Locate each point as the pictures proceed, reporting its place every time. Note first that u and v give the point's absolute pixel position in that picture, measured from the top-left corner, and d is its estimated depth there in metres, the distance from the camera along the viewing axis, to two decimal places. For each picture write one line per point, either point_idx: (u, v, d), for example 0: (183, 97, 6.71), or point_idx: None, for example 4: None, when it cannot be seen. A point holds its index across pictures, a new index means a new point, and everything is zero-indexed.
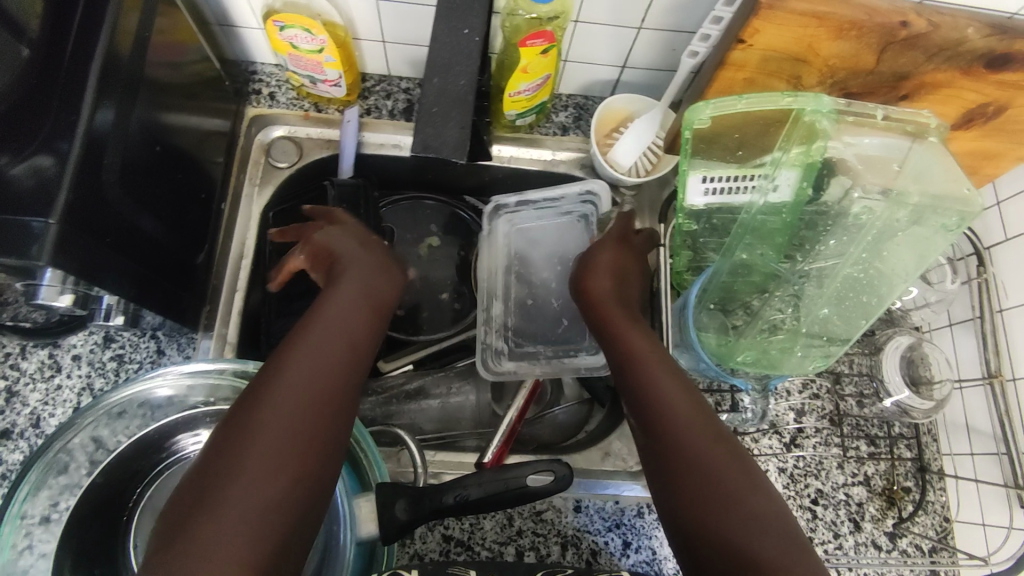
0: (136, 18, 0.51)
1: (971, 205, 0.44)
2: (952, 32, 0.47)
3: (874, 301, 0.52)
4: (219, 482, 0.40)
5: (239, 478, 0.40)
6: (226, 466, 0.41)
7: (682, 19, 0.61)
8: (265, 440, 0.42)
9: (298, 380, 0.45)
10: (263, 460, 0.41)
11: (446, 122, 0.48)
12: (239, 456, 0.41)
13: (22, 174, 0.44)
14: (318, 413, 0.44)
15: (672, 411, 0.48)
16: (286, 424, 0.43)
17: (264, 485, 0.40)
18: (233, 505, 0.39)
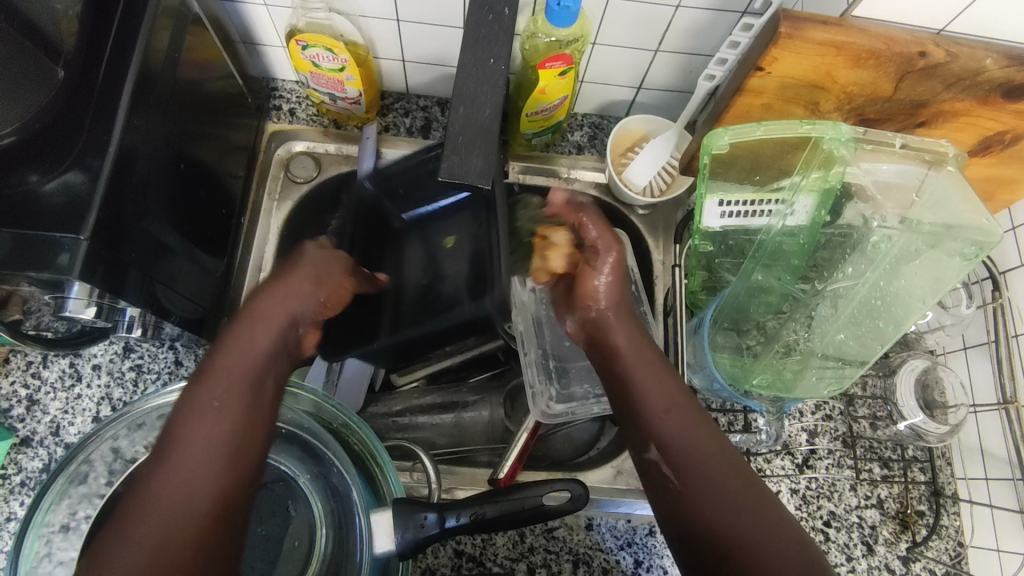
0: (167, 38, 0.52)
1: (992, 236, 0.44)
2: (970, 62, 0.47)
3: (890, 327, 0.51)
4: (152, 496, 0.41)
5: (170, 483, 0.41)
6: (174, 435, 0.43)
7: (699, 43, 0.62)
8: (197, 449, 0.43)
9: (236, 355, 0.47)
10: (200, 460, 0.42)
11: (470, 151, 0.48)
12: (168, 463, 0.42)
13: (55, 191, 0.45)
14: (239, 417, 0.45)
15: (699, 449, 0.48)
16: (214, 429, 0.44)
17: (199, 481, 0.42)
18: (163, 512, 0.41)
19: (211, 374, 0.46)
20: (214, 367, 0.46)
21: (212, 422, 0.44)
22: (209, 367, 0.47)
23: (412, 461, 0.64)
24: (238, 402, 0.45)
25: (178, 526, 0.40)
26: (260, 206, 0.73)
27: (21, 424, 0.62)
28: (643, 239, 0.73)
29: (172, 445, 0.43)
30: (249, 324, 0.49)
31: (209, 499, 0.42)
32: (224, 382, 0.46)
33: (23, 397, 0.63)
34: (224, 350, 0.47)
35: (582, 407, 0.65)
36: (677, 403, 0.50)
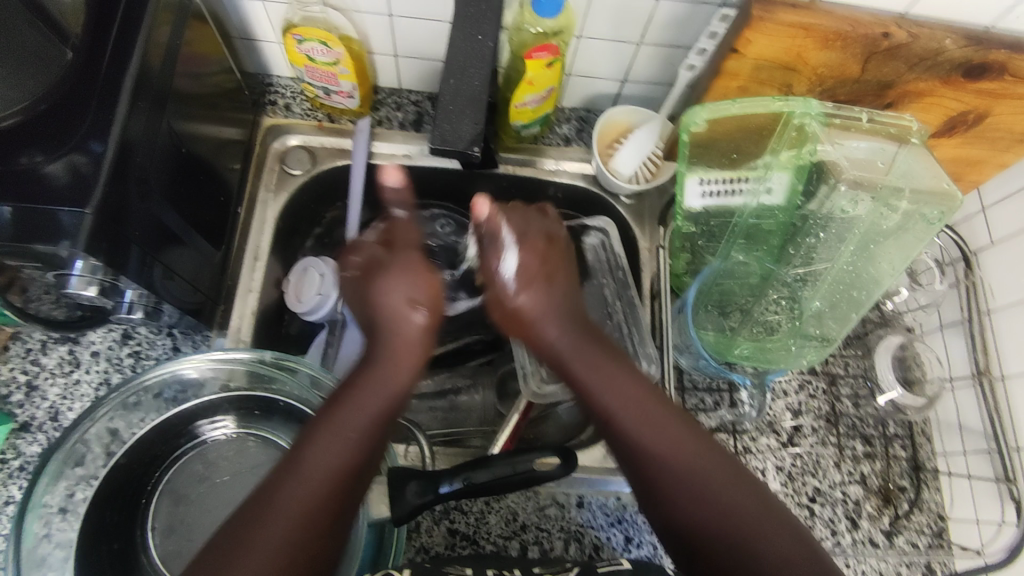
0: (167, 30, 0.54)
1: (952, 199, 0.47)
2: (931, 43, 0.50)
3: (864, 295, 0.55)
4: (293, 474, 0.46)
5: (310, 465, 0.46)
6: (288, 471, 0.46)
7: (679, 35, 0.65)
8: (334, 439, 0.47)
9: (350, 405, 0.50)
10: (337, 450, 0.47)
11: (461, 119, 0.52)
12: (310, 449, 0.47)
13: (58, 169, 0.46)
14: (375, 420, 0.50)
15: (675, 455, 0.48)
16: (353, 427, 0.48)
17: (335, 464, 0.46)
18: (301, 490, 0.45)
19: (355, 379, 0.52)
20: (363, 373, 0.52)
21: (353, 416, 0.49)
22: (358, 373, 0.52)
23: (406, 442, 0.64)
24: (381, 413, 0.50)
25: (312, 505, 0.45)
26: (257, 197, 0.74)
27: (20, 409, 0.63)
28: (629, 227, 0.75)
29: (316, 432, 0.48)
30: (399, 351, 0.54)
31: (337, 487, 0.46)
32: (370, 386, 0.51)
33: (22, 383, 0.64)
34: (371, 364, 0.53)
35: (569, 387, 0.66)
36: (639, 400, 0.51)
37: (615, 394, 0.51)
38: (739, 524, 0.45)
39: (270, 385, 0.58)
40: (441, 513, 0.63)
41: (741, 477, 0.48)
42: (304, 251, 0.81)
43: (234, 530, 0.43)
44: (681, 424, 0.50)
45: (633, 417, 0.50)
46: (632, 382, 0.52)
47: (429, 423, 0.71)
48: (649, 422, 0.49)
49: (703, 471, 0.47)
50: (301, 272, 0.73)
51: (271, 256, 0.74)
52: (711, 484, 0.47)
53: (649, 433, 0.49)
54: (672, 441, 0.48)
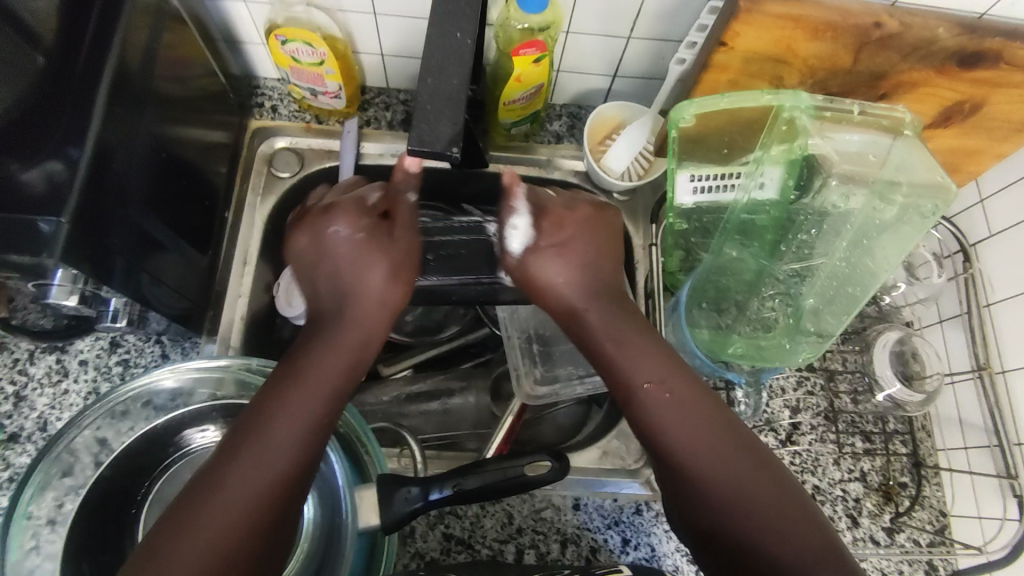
0: (145, 34, 0.53)
1: (947, 192, 0.46)
2: (924, 32, 0.49)
3: (860, 291, 0.54)
4: (237, 454, 0.45)
5: (242, 467, 0.45)
6: (234, 455, 0.45)
7: (669, 29, 0.63)
8: (268, 438, 0.46)
9: (299, 389, 0.49)
10: (272, 452, 0.46)
11: (439, 119, 0.50)
12: (241, 450, 0.45)
13: (34, 178, 0.45)
14: (315, 412, 0.48)
15: (695, 441, 0.49)
16: (289, 425, 0.47)
17: (273, 468, 0.45)
18: (230, 494, 0.44)
19: (296, 366, 0.51)
20: (306, 360, 0.51)
21: (288, 414, 0.47)
22: (302, 357, 0.51)
23: (399, 446, 0.63)
24: (335, 386, 0.50)
25: (243, 509, 0.43)
26: (244, 201, 0.74)
27: (8, 420, 0.63)
28: (622, 225, 0.74)
29: (251, 432, 0.46)
30: (356, 321, 0.54)
31: (270, 491, 0.44)
32: (312, 375, 0.50)
33: (10, 394, 0.64)
34: (315, 346, 0.52)
35: (565, 388, 0.66)
36: (668, 376, 0.51)
37: (644, 371, 0.52)
38: (771, 522, 0.46)
39: (258, 393, 0.57)
40: (436, 518, 0.62)
41: (773, 473, 0.48)
42: None
43: (160, 535, 0.42)
44: (709, 415, 0.50)
45: (665, 395, 0.51)
46: (657, 356, 0.52)
47: (423, 427, 0.70)
48: (683, 404, 0.50)
49: (728, 458, 0.48)
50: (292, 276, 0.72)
51: (260, 260, 0.73)
52: (735, 471, 0.48)
53: (672, 420, 0.50)
54: (699, 428, 0.49)
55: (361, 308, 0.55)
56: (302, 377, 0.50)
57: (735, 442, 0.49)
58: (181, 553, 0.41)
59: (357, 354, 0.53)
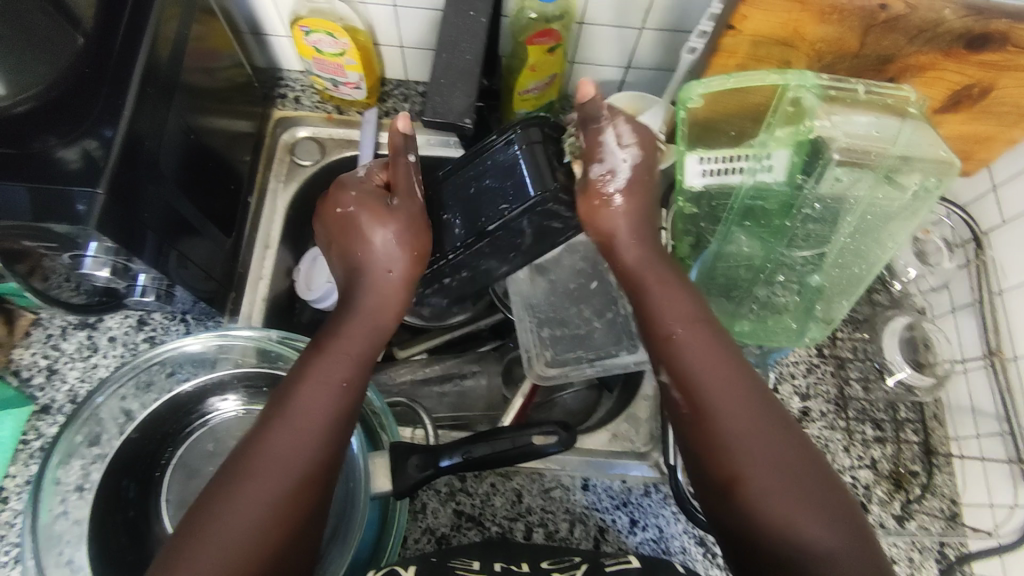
0: (174, 23, 0.55)
1: (951, 168, 0.48)
2: (929, 13, 0.50)
3: (865, 271, 0.56)
4: (258, 459, 0.45)
5: (272, 450, 0.45)
6: (251, 461, 0.45)
7: (681, 19, 0.65)
8: (298, 427, 0.46)
9: (314, 395, 0.48)
10: (302, 438, 0.46)
11: (453, 92, 0.52)
12: (274, 432, 0.46)
13: (71, 155, 0.48)
14: (341, 407, 0.49)
15: (724, 390, 0.49)
16: (319, 413, 0.47)
17: (308, 453, 0.46)
18: (269, 468, 0.45)
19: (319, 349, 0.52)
20: (328, 345, 0.52)
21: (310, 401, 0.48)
22: (326, 343, 0.52)
23: (412, 424, 0.65)
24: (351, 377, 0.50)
25: (304, 470, 0.45)
26: (267, 188, 0.76)
27: (41, 392, 0.66)
28: None
29: (273, 418, 0.47)
30: (370, 309, 0.55)
31: (305, 479, 0.45)
32: (339, 363, 0.50)
33: (44, 366, 0.66)
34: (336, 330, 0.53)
35: (575, 370, 0.67)
36: (695, 324, 0.52)
37: (676, 317, 0.52)
38: (781, 489, 0.45)
39: (279, 363, 0.59)
40: (447, 495, 0.64)
41: (792, 432, 0.48)
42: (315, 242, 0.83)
43: (223, 480, 0.45)
44: (742, 372, 0.50)
45: (692, 337, 0.51)
46: (691, 307, 0.53)
47: (437, 407, 0.72)
48: (711, 357, 0.50)
49: (754, 418, 0.48)
50: (311, 262, 0.75)
51: (281, 244, 0.76)
52: (759, 426, 0.47)
53: (700, 372, 0.49)
54: (733, 382, 0.49)
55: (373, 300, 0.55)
56: (311, 380, 0.49)
57: (761, 405, 0.48)
58: (240, 505, 0.43)
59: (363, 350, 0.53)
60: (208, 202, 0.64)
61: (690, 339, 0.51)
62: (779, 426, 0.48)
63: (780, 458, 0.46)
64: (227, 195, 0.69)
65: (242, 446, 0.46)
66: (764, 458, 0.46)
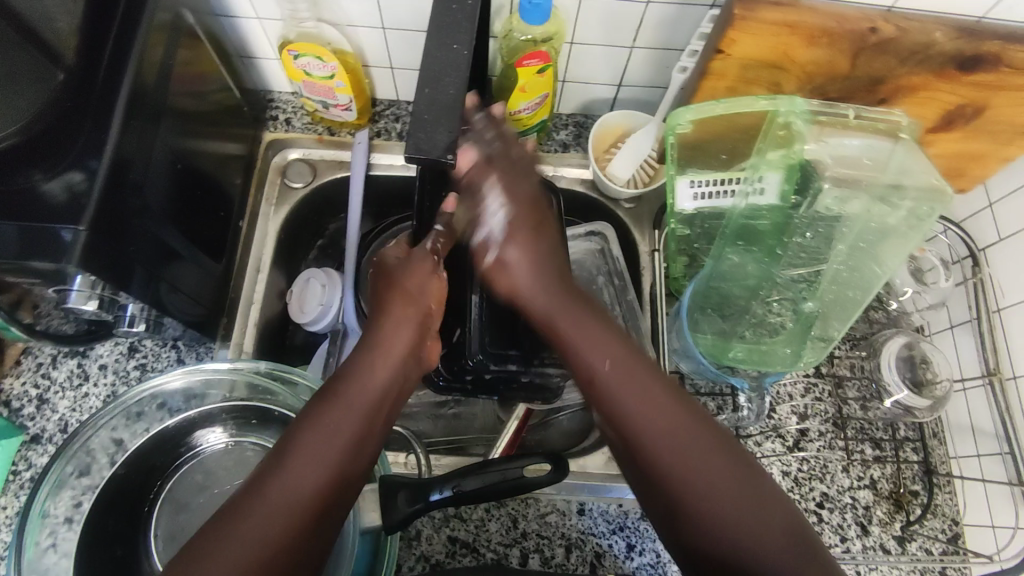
0: (161, 50, 0.55)
1: (944, 195, 0.47)
2: (920, 36, 0.50)
3: (861, 294, 0.53)
4: (260, 492, 0.44)
5: (274, 497, 0.43)
6: (256, 497, 0.43)
7: (671, 38, 0.64)
8: (305, 464, 0.45)
9: (323, 438, 0.46)
10: (310, 473, 0.45)
11: (435, 128, 0.46)
12: (283, 472, 0.44)
13: (56, 188, 0.48)
14: (349, 447, 0.46)
15: (658, 422, 0.47)
16: (326, 455, 0.45)
17: (310, 490, 0.44)
18: (274, 517, 0.43)
19: (331, 397, 0.49)
20: (342, 394, 0.49)
21: (320, 445, 0.46)
22: (337, 389, 0.49)
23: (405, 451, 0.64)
24: (366, 414, 0.48)
25: (298, 507, 0.43)
26: (259, 211, 0.76)
27: (32, 422, 0.65)
28: (629, 232, 0.74)
29: (283, 456, 0.45)
30: (382, 353, 0.52)
31: (309, 518, 0.43)
32: (354, 413, 0.48)
33: (34, 396, 0.66)
34: (354, 378, 0.50)
35: (570, 393, 0.68)
36: (627, 360, 0.50)
37: (598, 354, 0.50)
38: (731, 512, 0.44)
39: (269, 396, 0.59)
40: (441, 521, 0.63)
41: (738, 453, 0.47)
42: (308, 263, 0.82)
43: (223, 515, 0.43)
44: (681, 409, 0.48)
45: (619, 376, 0.49)
46: (604, 333, 0.52)
47: (432, 430, 0.72)
48: (649, 405, 0.48)
49: (692, 438, 0.47)
50: (303, 284, 0.74)
51: (273, 267, 0.76)
52: (707, 458, 0.46)
53: (648, 417, 0.48)
54: (665, 413, 0.48)
55: (385, 359, 0.51)
56: (324, 421, 0.47)
57: (704, 429, 0.47)
58: (232, 547, 0.41)
59: (379, 395, 0.50)
60: (196, 227, 0.63)
61: (626, 386, 0.49)
62: (723, 446, 0.47)
63: (719, 472, 0.46)
64: (217, 223, 0.68)
65: (250, 480, 0.45)
66: (710, 483, 0.45)
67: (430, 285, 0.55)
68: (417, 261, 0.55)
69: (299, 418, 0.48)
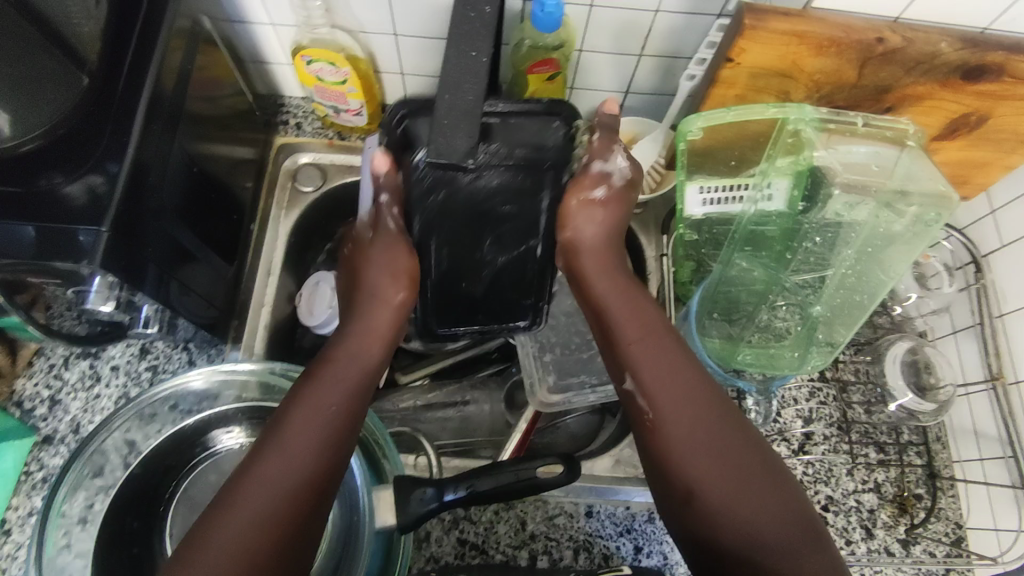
0: (180, 55, 0.56)
1: (948, 201, 0.48)
2: (925, 46, 0.51)
3: (866, 298, 0.55)
4: (268, 450, 0.47)
5: (281, 454, 0.47)
6: (262, 455, 0.47)
7: (679, 46, 0.65)
8: (303, 428, 0.48)
9: (315, 400, 0.50)
10: (310, 430, 0.48)
11: (454, 131, 0.46)
12: (284, 429, 0.48)
13: (77, 191, 0.48)
14: (341, 408, 0.50)
15: (677, 403, 0.50)
16: (322, 414, 0.49)
17: (311, 445, 0.48)
18: (279, 472, 0.46)
19: (321, 366, 0.52)
20: (320, 376, 0.52)
21: (308, 426, 0.48)
22: (326, 361, 0.53)
23: (415, 453, 0.65)
24: (353, 382, 0.52)
25: (304, 463, 0.47)
26: (269, 215, 0.77)
27: (44, 423, 0.66)
28: (635, 237, 0.75)
29: (284, 417, 0.49)
30: (367, 328, 0.56)
31: (312, 473, 0.47)
32: (342, 379, 0.52)
33: (46, 397, 0.66)
34: (329, 360, 0.53)
35: (578, 396, 0.68)
36: (654, 334, 0.54)
37: (629, 327, 0.54)
38: (737, 508, 0.47)
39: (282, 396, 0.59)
40: (451, 523, 0.63)
41: (752, 445, 0.50)
42: (317, 267, 0.83)
43: (235, 480, 0.46)
44: (705, 399, 0.51)
45: (645, 349, 0.53)
46: (651, 316, 0.55)
47: (439, 433, 0.72)
48: (669, 383, 0.51)
49: (707, 423, 0.50)
50: (313, 287, 0.74)
51: (283, 270, 0.76)
52: (720, 439, 0.49)
53: (665, 392, 0.51)
54: (683, 399, 0.51)
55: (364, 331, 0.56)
56: (317, 386, 0.51)
57: (718, 415, 0.50)
58: (244, 504, 0.45)
59: (365, 364, 0.54)
60: (208, 228, 0.64)
61: (646, 354, 0.53)
62: (738, 433, 0.50)
63: (732, 456, 0.49)
64: (230, 225, 0.69)
65: (254, 445, 0.48)
66: (712, 466, 0.48)
67: (400, 259, 0.55)
68: (385, 240, 0.55)
69: (295, 384, 0.52)
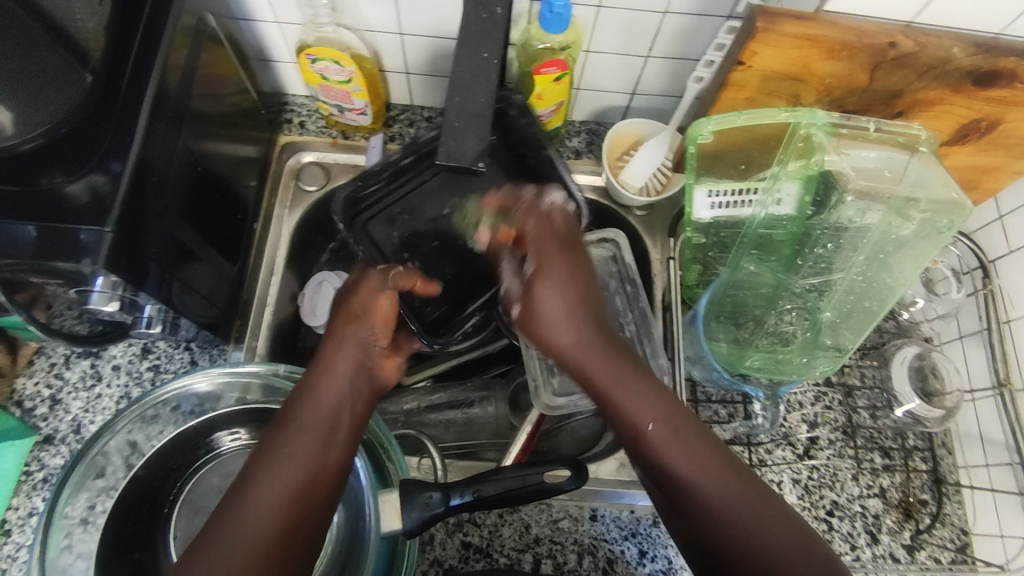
0: (185, 54, 0.56)
1: (962, 208, 0.47)
2: (938, 51, 0.51)
3: (877, 305, 0.55)
4: (224, 526, 0.43)
5: (235, 529, 0.43)
6: (217, 531, 0.43)
7: (687, 48, 0.65)
8: (261, 496, 0.44)
9: (277, 469, 0.46)
10: (268, 501, 0.44)
11: (466, 135, 0.49)
12: (242, 500, 0.44)
13: (80, 190, 0.48)
14: (304, 471, 0.46)
15: (698, 475, 0.46)
16: (283, 479, 0.45)
17: (264, 517, 0.44)
18: (232, 548, 0.42)
19: (285, 423, 0.48)
20: (294, 423, 0.48)
21: (291, 462, 0.46)
22: (288, 417, 0.49)
23: (419, 454, 0.66)
24: (315, 437, 0.48)
25: (257, 539, 0.43)
26: (273, 214, 0.76)
27: (44, 423, 0.65)
28: (641, 240, 0.74)
29: (242, 488, 0.45)
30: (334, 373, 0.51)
31: (265, 547, 0.43)
32: (305, 433, 0.47)
33: (47, 396, 0.66)
34: (308, 399, 0.49)
35: (583, 399, 0.67)
36: (655, 411, 0.49)
37: (630, 403, 0.49)
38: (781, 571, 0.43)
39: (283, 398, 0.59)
40: (454, 526, 0.63)
41: (773, 504, 0.46)
42: (320, 266, 0.82)
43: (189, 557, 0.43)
44: (721, 465, 0.47)
45: (662, 431, 0.48)
46: (647, 389, 0.50)
47: (442, 435, 0.71)
48: (685, 454, 0.47)
49: (731, 488, 0.46)
50: (320, 286, 0.76)
51: (286, 270, 0.76)
52: (745, 503, 0.45)
53: (681, 467, 0.47)
54: (701, 466, 0.47)
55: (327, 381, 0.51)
56: (278, 449, 0.47)
57: (735, 480, 0.46)
58: None
59: (329, 418, 0.49)
60: (211, 227, 0.63)
61: (656, 431, 0.48)
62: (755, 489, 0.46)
63: (762, 521, 0.45)
64: (233, 224, 0.69)
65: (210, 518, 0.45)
66: (748, 531, 0.45)
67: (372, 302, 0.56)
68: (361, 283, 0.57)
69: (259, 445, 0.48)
